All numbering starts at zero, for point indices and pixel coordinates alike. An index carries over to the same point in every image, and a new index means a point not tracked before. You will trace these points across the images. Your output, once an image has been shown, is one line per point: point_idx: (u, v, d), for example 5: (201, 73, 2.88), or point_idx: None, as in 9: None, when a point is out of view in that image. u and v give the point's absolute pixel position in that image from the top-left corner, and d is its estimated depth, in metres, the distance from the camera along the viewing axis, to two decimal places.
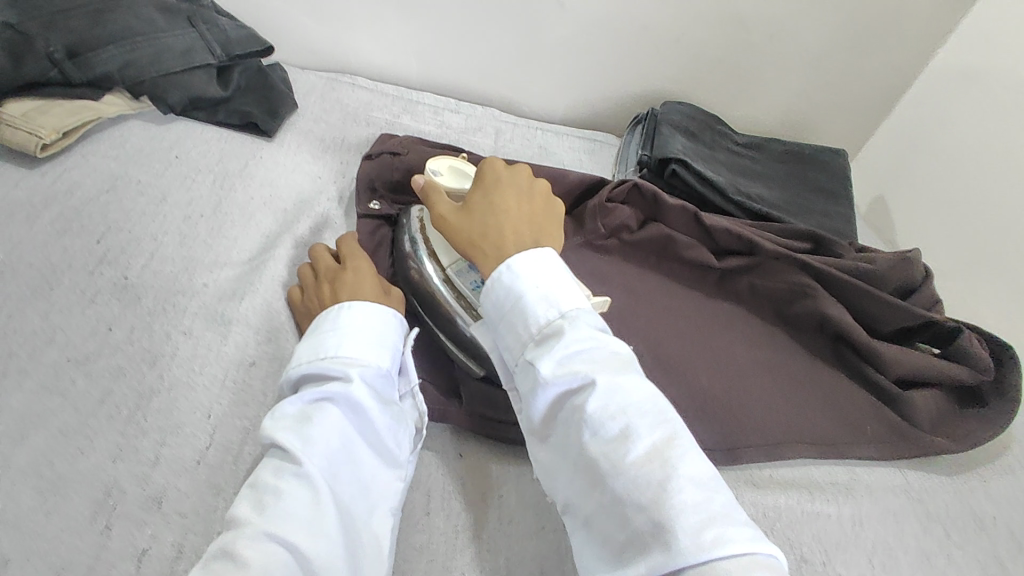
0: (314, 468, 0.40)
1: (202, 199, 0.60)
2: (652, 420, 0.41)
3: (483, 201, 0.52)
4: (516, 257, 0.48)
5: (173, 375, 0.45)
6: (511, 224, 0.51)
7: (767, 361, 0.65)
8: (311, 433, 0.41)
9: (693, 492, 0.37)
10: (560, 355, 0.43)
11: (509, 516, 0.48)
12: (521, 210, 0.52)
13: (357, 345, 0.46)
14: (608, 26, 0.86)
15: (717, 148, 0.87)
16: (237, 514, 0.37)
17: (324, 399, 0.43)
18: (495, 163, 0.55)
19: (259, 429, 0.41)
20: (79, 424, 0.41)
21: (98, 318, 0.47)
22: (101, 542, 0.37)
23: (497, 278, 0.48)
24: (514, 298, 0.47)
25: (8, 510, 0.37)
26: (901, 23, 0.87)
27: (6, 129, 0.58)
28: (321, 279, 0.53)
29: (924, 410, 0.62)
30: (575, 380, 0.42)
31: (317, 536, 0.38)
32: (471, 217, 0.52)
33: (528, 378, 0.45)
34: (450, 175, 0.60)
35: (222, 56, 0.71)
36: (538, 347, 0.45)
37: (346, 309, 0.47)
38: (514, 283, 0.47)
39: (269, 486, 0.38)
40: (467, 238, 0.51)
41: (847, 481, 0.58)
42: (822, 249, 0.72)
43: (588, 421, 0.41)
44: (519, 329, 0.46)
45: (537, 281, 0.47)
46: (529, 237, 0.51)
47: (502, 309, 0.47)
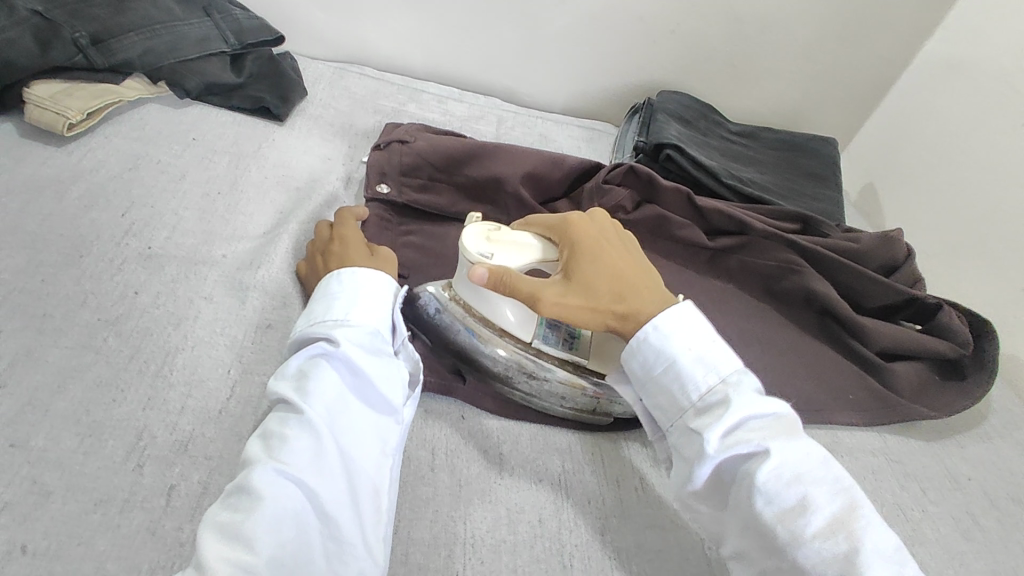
0: (314, 414, 0.42)
1: (219, 178, 0.64)
2: (828, 487, 0.42)
3: (595, 264, 0.52)
4: (657, 318, 0.50)
5: (196, 335, 0.49)
6: (632, 281, 0.52)
7: (755, 333, 0.68)
8: (309, 386, 0.43)
9: (881, 565, 0.38)
10: (727, 423, 0.44)
11: (510, 469, 0.51)
12: (629, 264, 0.54)
13: (344, 309, 0.49)
14: (605, 18, 0.89)
15: (711, 135, 0.90)
16: (249, 457, 0.40)
17: (318, 358, 0.46)
18: (580, 221, 0.55)
19: (267, 389, 0.45)
20: (112, 376, 0.44)
21: (126, 283, 0.51)
22: (135, 479, 0.40)
23: (647, 343, 0.50)
24: (667, 362, 0.49)
25: (49, 450, 0.40)
26: (889, 15, 0.90)
27: (35, 111, 0.61)
28: (315, 253, 0.56)
29: (905, 379, 0.65)
30: (746, 448, 0.43)
31: (320, 474, 0.40)
32: (592, 284, 0.51)
33: (692, 445, 0.46)
34: (508, 252, 0.55)
35: (235, 43, 0.74)
36: (701, 415, 0.46)
37: (335, 279, 0.51)
38: (664, 348, 0.49)
39: (274, 432, 0.41)
40: (600, 306, 0.51)
41: (831, 445, 0.61)
42: (811, 230, 0.75)
43: (761, 489, 0.41)
44: (676, 395, 0.48)
45: (690, 346, 0.49)
46: (651, 288, 0.53)
47: (656, 373, 0.49)
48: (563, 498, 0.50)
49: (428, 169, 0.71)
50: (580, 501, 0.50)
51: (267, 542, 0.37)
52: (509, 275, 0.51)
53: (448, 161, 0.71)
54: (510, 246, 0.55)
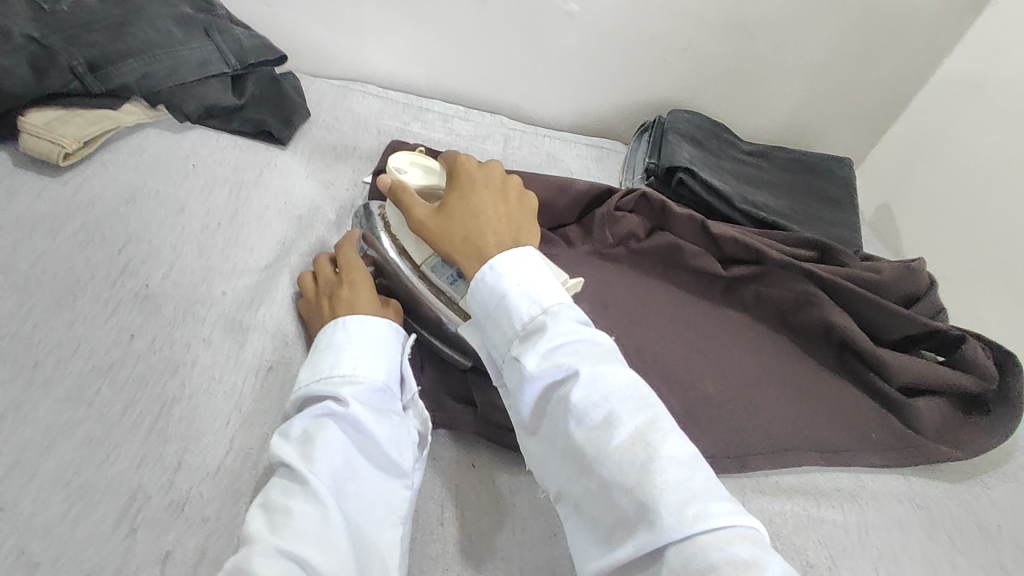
0: (320, 485, 0.40)
1: (219, 208, 0.62)
2: (633, 404, 0.42)
3: (461, 201, 0.53)
4: (499, 255, 0.49)
5: (194, 383, 0.47)
6: (490, 223, 0.52)
7: (773, 369, 0.66)
8: (314, 453, 0.41)
9: (677, 473, 0.38)
10: (545, 348, 0.44)
11: (522, 520, 0.49)
12: (498, 210, 0.53)
13: (351, 364, 0.46)
14: (614, 36, 0.87)
15: (723, 156, 0.88)
16: (250, 534, 0.38)
17: (323, 418, 0.43)
18: (468, 161, 0.56)
19: (267, 452, 0.42)
20: (105, 432, 0.42)
21: (121, 327, 0.49)
22: (128, 546, 0.38)
23: (481, 278, 0.49)
24: (498, 297, 0.47)
25: (37, 515, 0.38)
26: (906, 33, 0.87)
27: (29, 140, 0.59)
28: (321, 295, 0.53)
29: (929, 418, 0.63)
30: (559, 371, 0.43)
31: (328, 551, 0.38)
32: (451, 218, 0.52)
33: (515, 374, 0.46)
34: (415, 171, 0.59)
35: (236, 65, 0.72)
36: (523, 344, 0.46)
37: (340, 328, 0.49)
38: (497, 283, 0.48)
39: (279, 506, 0.39)
40: (451, 239, 0.52)
41: (854, 489, 0.59)
42: (828, 258, 0.73)
43: (573, 410, 0.42)
44: (503, 326, 0.47)
45: (520, 280, 0.48)
46: (510, 236, 0.52)
47: (489, 309, 0.48)
48: (576, 552, 0.48)
49: None
50: None
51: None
52: (394, 190, 0.55)
53: None
54: (427, 174, 0.59)
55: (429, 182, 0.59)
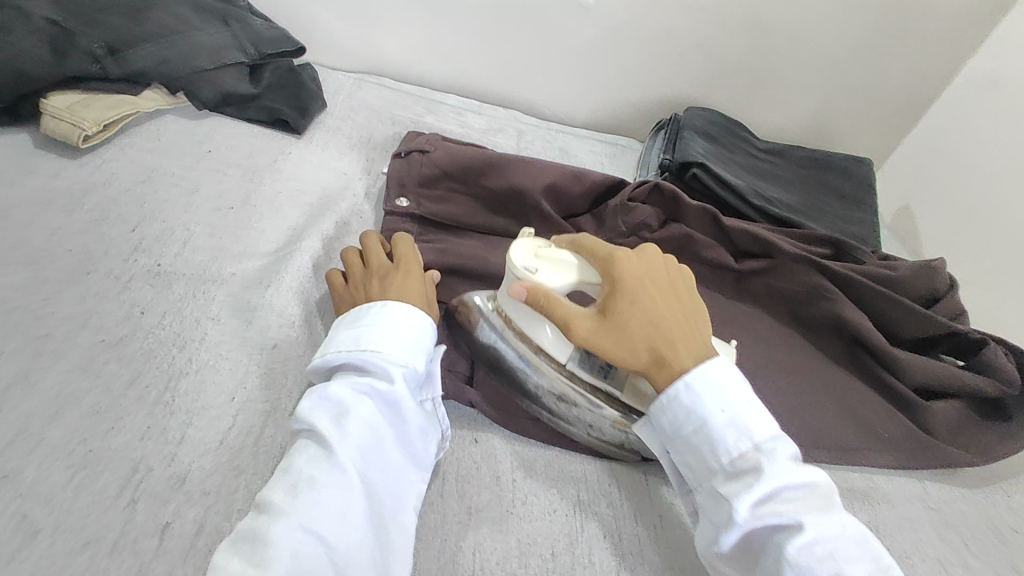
0: (347, 459, 0.40)
1: (232, 192, 0.62)
2: (862, 567, 0.40)
3: (638, 309, 0.48)
4: (697, 372, 0.46)
5: (200, 360, 0.47)
6: (674, 331, 0.48)
7: (781, 362, 0.65)
8: (351, 428, 0.41)
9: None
10: (760, 493, 0.42)
11: (524, 498, 0.49)
12: (676, 314, 0.49)
13: (397, 344, 0.46)
14: (631, 30, 0.86)
15: (738, 152, 0.87)
16: (270, 499, 0.38)
17: (361, 393, 0.43)
18: (629, 262, 0.49)
19: (297, 412, 0.42)
20: (110, 403, 0.43)
21: (131, 302, 0.49)
22: (128, 516, 0.38)
23: (677, 396, 0.46)
24: (698, 421, 0.46)
25: (40, 482, 0.38)
26: (930, 29, 0.85)
27: (50, 121, 0.60)
28: (372, 277, 0.52)
29: (941, 418, 0.61)
30: (778, 520, 0.41)
31: (348, 530, 0.38)
32: (629, 330, 0.48)
33: (720, 510, 0.44)
34: (549, 267, 0.51)
35: (253, 54, 0.72)
36: (731, 480, 0.44)
37: (389, 307, 0.47)
38: (696, 406, 0.46)
39: (306, 475, 0.39)
40: (637, 351, 0.48)
41: (866, 490, 0.58)
42: (843, 255, 0.71)
43: (793, 565, 0.40)
44: (705, 455, 0.45)
45: (724, 405, 0.45)
46: (694, 338, 0.49)
47: (685, 431, 0.46)
48: (577, 531, 0.48)
49: (449, 181, 0.69)
50: (593, 535, 0.48)
51: None
52: (552, 306, 0.48)
53: (467, 172, 0.69)
54: (557, 265, 0.51)
55: (569, 273, 0.51)
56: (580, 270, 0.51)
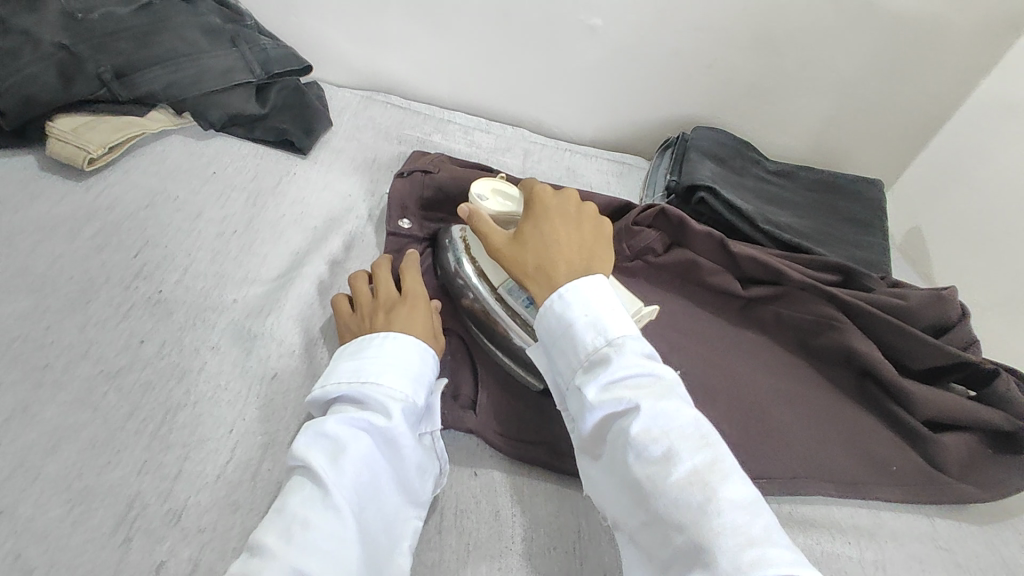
0: (342, 499, 0.40)
1: (236, 215, 0.62)
2: (694, 441, 0.42)
3: (535, 228, 0.53)
4: (570, 281, 0.49)
5: (199, 391, 0.47)
6: (564, 253, 0.52)
7: (788, 392, 0.64)
8: (347, 466, 0.41)
9: (734, 514, 0.38)
10: (608, 380, 0.44)
11: (522, 533, 0.48)
12: (572, 239, 0.53)
13: (396, 378, 0.46)
14: (638, 51, 0.85)
15: (746, 174, 0.86)
16: (262, 541, 0.37)
17: (359, 429, 0.43)
18: (543, 191, 0.56)
19: (292, 448, 0.42)
20: (108, 436, 0.43)
21: (131, 331, 0.49)
22: (122, 554, 0.38)
23: (550, 304, 0.49)
24: (564, 324, 0.48)
25: (36, 519, 0.38)
26: (941, 51, 0.84)
27: (57, 145, 0.61)
28: (378, 308, 0.52)
29: (955, 453, 0.60)
30: (619, 405, 0.43)
31: (341, 573, 0.38)
32: (526, 244, 0.53)
33: (580, 402, 0.46)
34: (494, 197, 0.60)
35: (260, 74, 0.72)
36: (587, 373, 0.46)
37: (393, 341, 0.47)
38: (565, 312, 0.48)
39: (299, 516, 0.38)
40: (524, 263, 0.52)
41: (873, 527, 0.57)
42: (852, 283, 0.70)
43: (632, 443, 0.42)
44: (569, 355, 0.47)
45: (588, 308, 0.48)
46: (584, 261, 0.52)
47: (556, 334, 0.48)
48: (576, 568, 0.47)
49: (450, 206, 0.69)
50: (593, 573, 0.47)
51: None
52: (471, 216, 0.56)
53: (471, 195, 0.68)
54: (504, 201, 0.60)
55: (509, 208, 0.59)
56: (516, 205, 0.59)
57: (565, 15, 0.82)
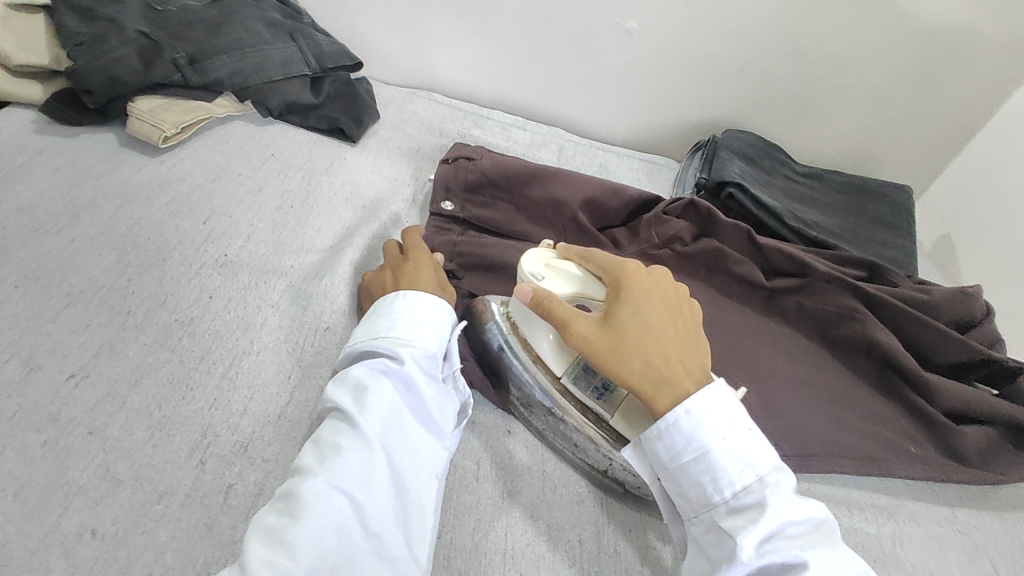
0: (366, 426, 0.43)
1: (292, 192, 0.67)
2: None
3: (640, 323, 0.49)
4: (693, 400, 0.46)
5: (261, 342, 0.51)
6: (673, 357, 0.49)
7: (807, 377, 0.66)
8: (368, 400, 0.45)
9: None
10: (763, 529, 0.42)
11: (555, 487, 0.51)
12: (673, 333, 0.50)
13: (405, 326, 0.50)
14: (673, 54, 0.89)
15: (775, 174, 0.88)
16: (301, 464, 0.42)
17: (378, 372, 0.47)
18: (637, 280, 0.52)
19: (324, 395, 0.46)
20: (183, 374, 0.47)
21: (201, 286, 0.54)
22: (197, 474, 0.42)
23: (675, 425, 0.46)
24: (697, 453, 0.45)
25: (122, 440, 0.42)
26: (970, 60, 0.86)
27: (135, 122, 0.66)
28: (386, 268, 0.57)
29: (973, 442, 0.62)
30: (783, 560, 0.40)
31: (368, 488, 0.41)
32: (631, 342, 0.49)
33: (722, 547, 0.43)
34: (556, 276, 0.56)
35: (315, 67, 0.78)
36: (733, 514, 0.44)
37: (401, 297, 0.51)
38: (696, 436, 0.46)
39: (330, 442, 0.43)
40: (633, 365, 0.48)
41: (891, 506, 0.59)
42: (877, 278, 0.72)
43: None
44: (707, 487, 0.45)
45: (725, 436, 0.45)
46: (692, 363, 0.50)
47: (685, 461, 0.46)
48: (605, 521, 0.50)
49: (491, 188, 0.73)
50: (621, 528, 0.50)
51: (308, 551, 0.37)
52: (553, 306, 0.51)
53: (511, 181, 0.73)
54: (565, 278, 0.56)
55: (572, 285, 0.55)
56: (583, 282, 0.56)
57: (603, 18, 0.86)
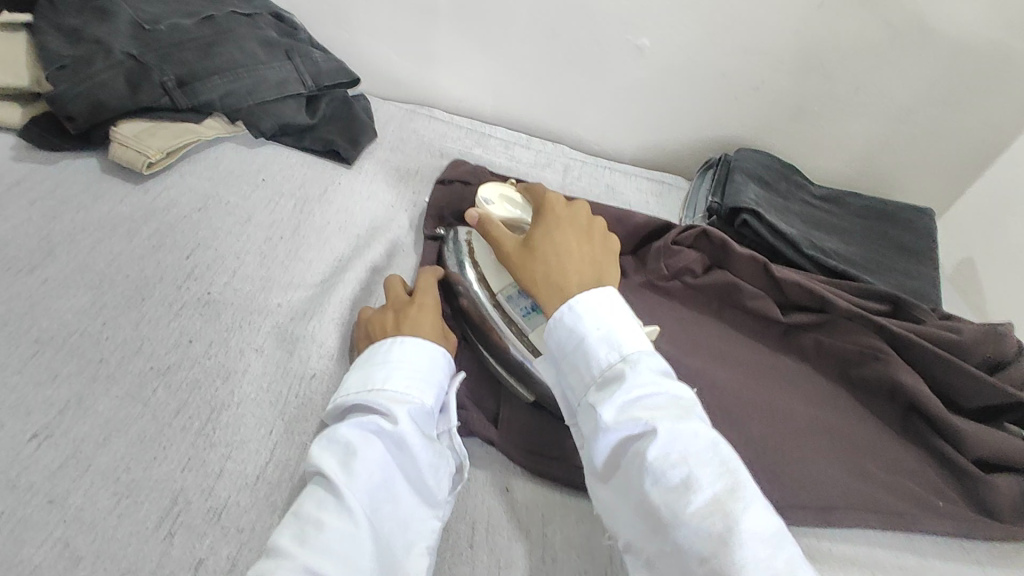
0: (353, 499, 0.40)
1: (283, 221, 0.64)
2: (713, 466, 0.41)
3: (548, 238, 0.55)
4: (578, 295, 0.50)
5: (243, 392, 0.48)
6: (571, 264, 0.53)
7: (826, 422, 0.62)
8: (357, 467, 0.42)
9: (756, 547, 0.37)
10: (623, 399, 0.44)
11: (553, 552, 0.48)
12: (580, 249, 0.55)
13: (401, 380, 0.47)
14: (686, 70, 0.85)
15: (792, 198, 0.84)
16: (279, 542, 0.38)
17: (370, 433, 0.44)
18: (556, 204, 0.58)
19: (308, 454, 0.43)
20: (156, 431, 0.44)
21: (181, 330, 0.51)
22: (164, 549, 0.39)
23: (560, 319, 0.50)
24: (577, 339, 0.49)
25: (85, 509, 0.39)
26: (997, 81, 0.82)
27: (118, 148, 0.63)
28: (389, 308, 0.54)
29: (1007, 497, 0.57)
30: (635, 424, 0.43)
31: (352, 572, 0.38)
32: (537, 256, 0.54)
33: (592, 421, 0.46)
34: (502, 204, 0.62)
35: (311, 87, 0.75)
36: (601, 390, 0.46)
37: (400, 343, 0.49)
38: (575, 323, 0.49)
39: (312, 517, 0.39)
40: (534, 269, 0.54)
41: (918, 568, 0.55)
42: (902, 313, 0.68)
43: (648, 467, 0.41)
44: (583, 370, 0.48)
45: (601, 323, 0.49)
46: (592, 274, 0.53)
47: (568, 349, 0.49)
48: None
49: None
50: None
51: None
52: (480, 223, 0.58)
53: None
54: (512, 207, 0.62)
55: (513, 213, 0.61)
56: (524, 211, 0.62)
57: (612, 35, 0.82)
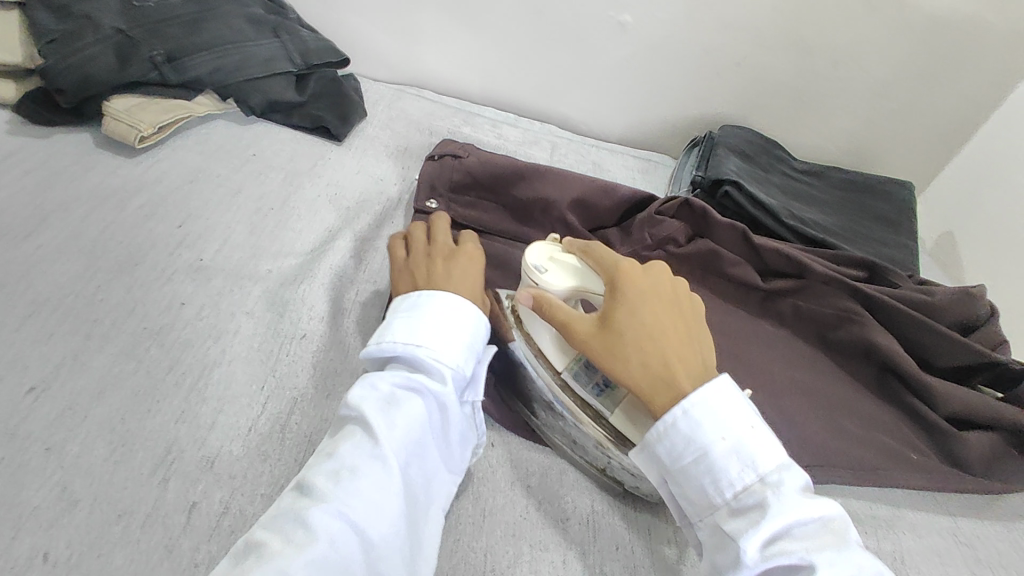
0: (390, 450, 0.42)
1: (272, 194, 0.65)
2: None
3: (639, 323, 0.48)
4: (695, 394, 0.44)
5: (234, 350, 0.49)
6: (673, 354, 0.47)
7: (805, 383, 0.64)
8: (396, 419, 0.43)
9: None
10: (769, 532, 0.39)
11: (537, 502, 0.49)
12: (676, 331, 0.49)
13: (455, 345, 0.47)
14: (669, 46, 0.86)
15: (773, 171, 0.86)
16: (311, 481, 0.40)
17: (413, 389, 0.45)
18: (635, 276, 0.51)
19: (348, 397, 0.44)
20: (149, 386, 0.45)
21: (173, 293, 0.52)
22: (159, 493, 0.40)
23: (675, 427, 0.44)
24: (698, 452, 0.43)
25: (81, 457, 0.41)
26: (973, 53, 0.83)
27: (110, 122, 0.64)
28: (436, 253, 0.55)
29: (977, 450, 0.59)
30: (789, 562, 0.38)
31: (383, 520, 0.39)
32: (632, 345, 0.47)
33: (726, 549, 0.41)
34: (555, 269, 0.54)
35: (300, 64, 0.75)
36: (735, 515, 0.41)
37: (453, 301, 0.49)
38: (696, 434, 0.43)
39: (348, 461, 0.40)
40: (635, 364, 0.47)
41: (891, 518, 0.57)
42: (878, 278, 0.70)
43: None
44: (708, 488, 0.43)
45: (725, 433, 0.43)
46: (695, 362, 0.48)
47: (685, 461, 0.44)
48: (590, 540, 0.48)
49: (477, 188, 0.71)
50: (607, 546, 0.48)
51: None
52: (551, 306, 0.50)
53: (498, 181, 0.71)
54: (567, 271, 0.54)
55: (571, 280, 0.53)
56: (583, 275, 0.54)
57: (595, 12, 0.83)
